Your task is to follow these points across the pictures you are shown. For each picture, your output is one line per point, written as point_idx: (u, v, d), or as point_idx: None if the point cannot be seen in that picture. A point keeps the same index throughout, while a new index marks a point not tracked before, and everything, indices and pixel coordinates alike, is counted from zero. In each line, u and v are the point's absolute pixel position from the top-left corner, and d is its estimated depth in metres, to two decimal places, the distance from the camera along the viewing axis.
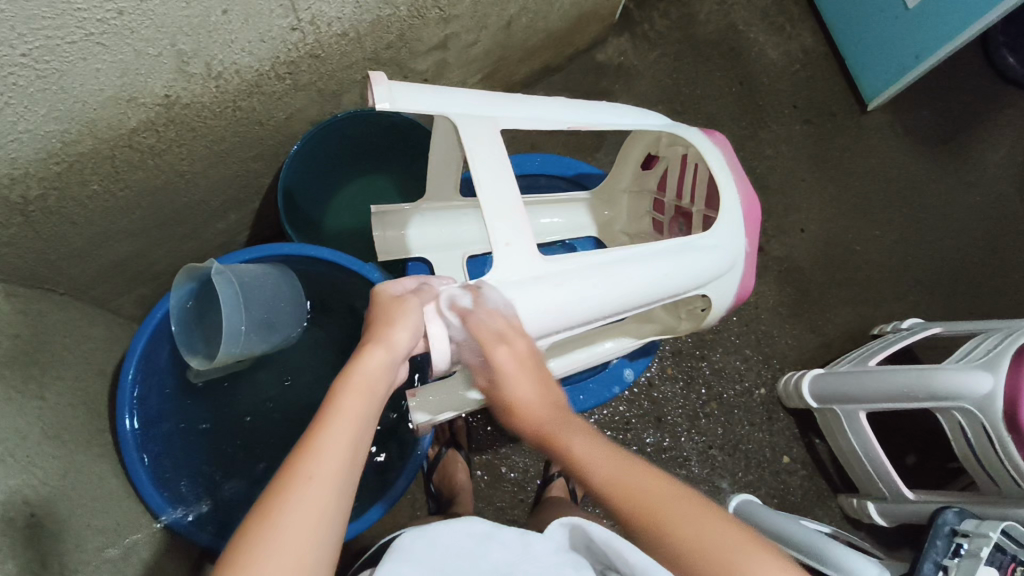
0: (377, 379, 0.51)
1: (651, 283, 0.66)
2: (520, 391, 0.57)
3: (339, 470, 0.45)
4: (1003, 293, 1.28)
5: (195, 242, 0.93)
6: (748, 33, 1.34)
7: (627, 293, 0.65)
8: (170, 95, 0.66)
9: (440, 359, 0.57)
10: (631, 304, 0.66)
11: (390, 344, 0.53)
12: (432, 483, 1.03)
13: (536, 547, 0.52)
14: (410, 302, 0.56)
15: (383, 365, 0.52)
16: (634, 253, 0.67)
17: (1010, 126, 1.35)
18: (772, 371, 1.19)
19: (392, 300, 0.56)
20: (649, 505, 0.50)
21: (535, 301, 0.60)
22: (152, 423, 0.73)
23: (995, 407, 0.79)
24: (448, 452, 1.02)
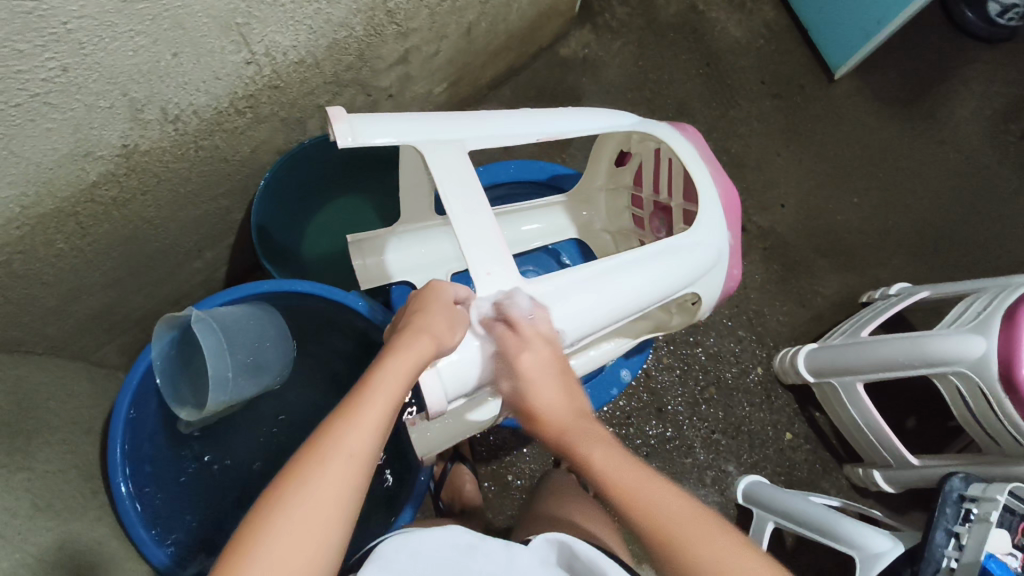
0: (405, 381, 0.51)
1: (638, 293, 0.66)
2: (542, 397, 0.58)
3: (352, 465, 0.46)
4: (986, 248, 1.29)
5: (172, 285, 0.91)
6: (709, 13, 1.34)
7: (615, 306, 0.65)
8: (128, 145, 0.64)
9: (432, 397, 0.55)
10: (620, 316, 0.66)
11: (433, 351, 0.54)
12: (441, 500, 1.02)
13: (521, 560, 0.55)
14: (461, 314, 0.57)
15: (416, 370, 0.52)
16: (619, 261, 0.66)
17: (977, 79, 1.36)
18: (766, 350, 1.19)
19: (440, 304, 0.56)
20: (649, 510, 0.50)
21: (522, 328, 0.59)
22: (147, 479, 0.72)
23: (990, 370, 0.79)
24: (453, 467, 1.01)
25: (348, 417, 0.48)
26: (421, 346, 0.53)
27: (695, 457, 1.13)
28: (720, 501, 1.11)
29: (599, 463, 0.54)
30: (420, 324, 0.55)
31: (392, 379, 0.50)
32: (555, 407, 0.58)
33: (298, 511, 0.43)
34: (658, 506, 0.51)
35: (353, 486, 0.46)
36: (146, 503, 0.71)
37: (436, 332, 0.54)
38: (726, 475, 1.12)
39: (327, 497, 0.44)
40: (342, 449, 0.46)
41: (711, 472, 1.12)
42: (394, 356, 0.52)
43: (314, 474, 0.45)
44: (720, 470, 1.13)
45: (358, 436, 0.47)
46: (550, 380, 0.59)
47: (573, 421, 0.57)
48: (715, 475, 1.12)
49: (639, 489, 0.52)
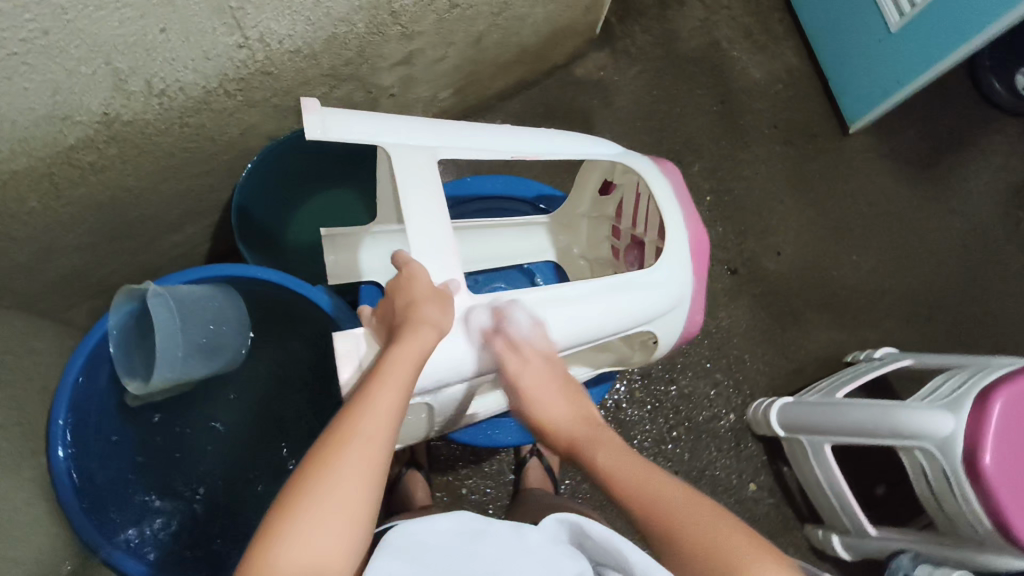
0: (414, 368, 0.53)
1: (591, 324, 0.65)
2: (549, 408, 0.64)
3: (373, 448, 0.48)
4: (982, 323, 1.26)
5: (150, 254, 0.91)
6: (731, 51, 1.33)
7: (563, 335, 0.64)
8: (109, 113, 0.64)
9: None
10: (568, 345, 0.65)
11: (433, 338, 0.55)
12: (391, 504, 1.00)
13: (529, 539, 0.52)
14: (445, 295, 0.57)
15: (422, 358, 0.54)
16: (579, 290, 0.65)
17: (994, 151, 1.33)
18: (742, 398, 1.17)
19: (429, 291, 0.56)
20: (647, 504, 0.52)
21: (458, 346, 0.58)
22: (88, 445, 0.72)
23: (956, 451, 0.77)
24: (406, 473, 1.00)
25: (364, 407, 0.49)
26: (424, 335, 0.54)
27: None
28: None
29: (602, 461, 0.59)
30: (415, 314, 0.55)
31: (402, 368, 0.52)
32: (561, 417, 0.63)
33: (325, 496, 0.44)
34: (638, 494, 0.54)
35: (375, 466, 0.47)
36: (82, 469, 0.70)
37: (434, 322, 0.55)
38: None
39: (352, 481, 0.46)
40: (362, 434, 0.48)
41: None
42: (400, 347, 0.53)
43: (338, 460, 0.46)
44: None
45: (375, 422, 0.49)
46: (551, 394, 0.64)
47: (580, 431, 0.62)
48: None
49: (628, 485, 0.55)
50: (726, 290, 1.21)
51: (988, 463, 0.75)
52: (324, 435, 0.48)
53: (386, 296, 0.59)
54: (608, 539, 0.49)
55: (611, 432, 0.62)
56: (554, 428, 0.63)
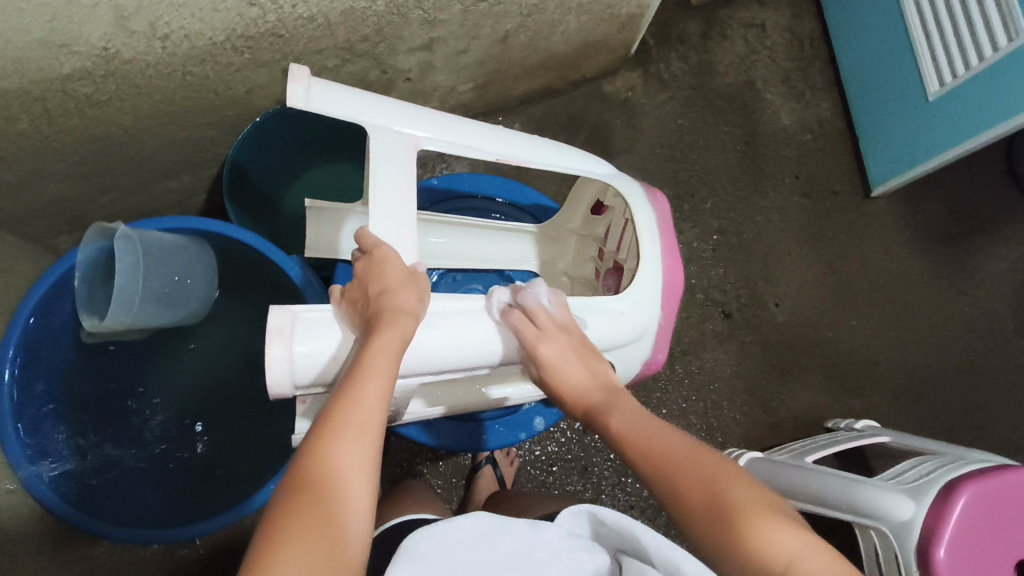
0: (397, 354, 0.51)
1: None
2: (567, 376, 0.60)
3: (365, 435, 0.46)
4: (974, 413, 1.22)
5: (142, 197, 0.91)
6: (765, 93, 1.30)
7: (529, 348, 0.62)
8: (109, 49, 0.63)
9: (276, 384, 0.52)
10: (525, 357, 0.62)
11: (412, 325, 0.53)
12: None
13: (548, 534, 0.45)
14: (411, 282, 0.55)
15: (404, 343, 0.52)
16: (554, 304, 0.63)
17: (1019, 240, 1.29)
18: (712, 444, 1.14)
19: (401, 276, 0.54)
20: (671, 461, 0.49)
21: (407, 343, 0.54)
22: (35, 373, 0.71)
23: (910, 538, 0.74)
24: None
25: (352, 395, 0.48)
26: (404, 322, 0.53)
27: None
28: None
29: (618, 427, 0.55)
30: (389, 302, 0.53)
31: (386, 354, 0.50)
32: (580, 385, 0.59)
33: (328, 488, 0.43)
34: (661, 455, 0.50)
35: (369, 457, 0.46)
36: (26, 398, 0.70)
37: (410, 308, 0.54)
38: None
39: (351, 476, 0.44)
40: (357, 424, 0.46)
41: None
42: (381, 333, 0.51)
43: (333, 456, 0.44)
44: None
45: (366, 409, 0.47)
46: (571, 360, 0.60)
47: (594, 398, 0.59)
48: None
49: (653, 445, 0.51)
50: (717, 333, 1.19)
51: (943, 558, 0.71)
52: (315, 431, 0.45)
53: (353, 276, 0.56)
54: (618, 521, 0.45)
55: (631, 402, 0.58)
56: (570, 396, 0.59)
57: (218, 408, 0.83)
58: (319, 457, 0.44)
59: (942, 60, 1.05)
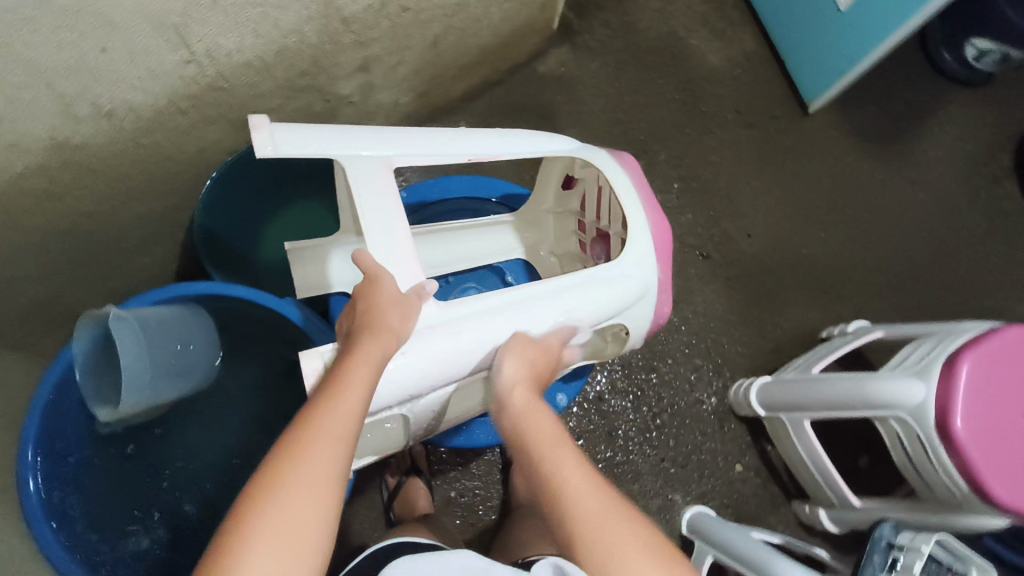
0: (373, 372, 0.52)
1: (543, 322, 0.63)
2: (514, 370, 0.59)
3: (340, 443, 0.47)
4: (950, 290, 1.28)
5: (117, 280, 0.89)
6: (689, 39, 1.34)
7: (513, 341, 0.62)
8: (58, 138, 0.63)
9: None
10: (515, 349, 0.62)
11: (392, 345, 0.54)
12: (392, 511, 0.98)
13: None
14: (409, 305, 0.56)
15: (383, 361, 0.53)
16: (530, 292, 0.64)
17: (952, 122, 1.36)
18: (723, 380, 1.18)
19: (392, 296, 0.55)
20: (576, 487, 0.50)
21: (427, 355, 0.57)
22: (58, 477, 0.70)
23: (927, 416, 0.79)
24: (408, 479, 0.99)
25: (329, 401, 0.48)
26: (383, 342, 0.53)
27: (642, 484, 1.11)
28: (664, 531, 1.10)
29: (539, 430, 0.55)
30: (373, 322, 0.54)
31: (364, 369, 0.51)
32: (519, 381, 0.59)
33: (292, 494, 0.43)
34: (558, 472, 0.51)
35: (337, 465, 0.46)
36: (55, 503, 0.69)
37: (394, 328, 0.54)
38: (672, 505, 1.11)
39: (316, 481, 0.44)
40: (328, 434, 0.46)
41: (657, 501, 1.10)
42: (361, 350, 0.52)
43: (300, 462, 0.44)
44: (667, 499, 1.11)
45: (342, 416, 0.48)
46: (522, 365, 0.60)
47: (519, 395, 0.58)
48: (661, 504, 1.10)
49: (553, 456, 0.52)
50: (700, 275, 1.22)
51: (960, 426, 0.76)
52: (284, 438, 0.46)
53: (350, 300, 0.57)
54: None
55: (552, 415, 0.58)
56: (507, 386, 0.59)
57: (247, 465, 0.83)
58: (289, 455, 0.45)
59: None
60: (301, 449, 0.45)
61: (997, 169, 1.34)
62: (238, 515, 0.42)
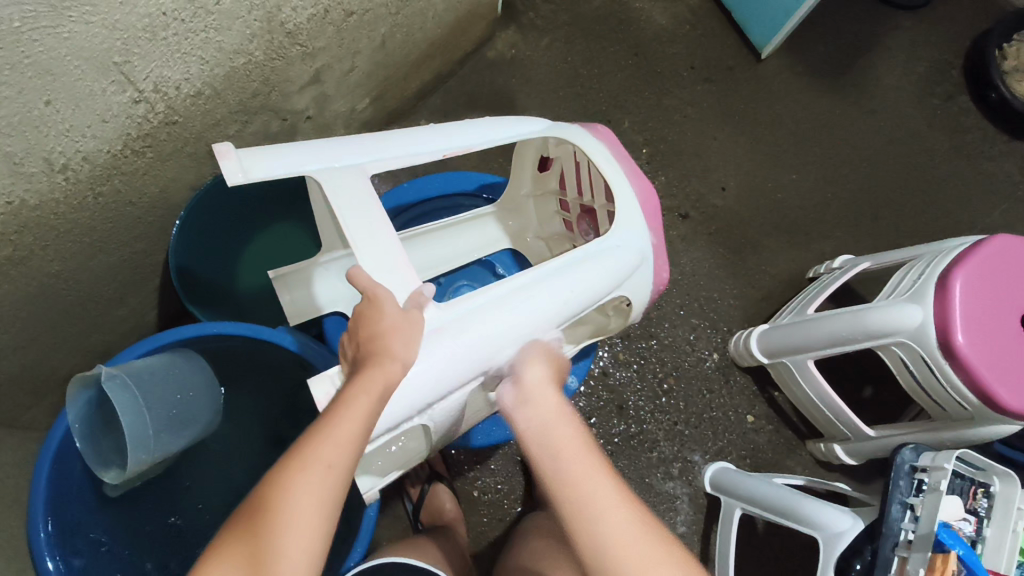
0: (378, 401, 0.49)
1: (544, 307, 0.62)
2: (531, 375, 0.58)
3: (332, 476, 0.46)
4: (923, 211, 1.30)
5: (98, 337, 0.86)
6: (633, 2, 1.33)
7: (517, 329, 0.61)
8: (14, 200, 0.60)
9: None
10: (520, 337, 0.61)
11: (398, 372, 0.51)
12: (420, 522, 0.98)
13: None
14: (410, 327, 0.53)
15: (388, 391, 0.50)
16: (524, 280, 0.63)
17: (899, 47, 1.38)
18: (721, 335, 1.18)
19: (394, 321, 0.53)
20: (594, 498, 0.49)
21: (440, 360, 0.56)
22: (78, 548, 0.67)
23: (929, 337, 0.80)
24: (431, 486, 0.98)
25: (324, 429, 0.47)
26: (388, 370, 0.50)
27: (660, 450, 1.11)
28: (688, 492, 1.10)
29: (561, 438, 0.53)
30: (376, 348, 0.51)
31: (363, 399, 0.48)
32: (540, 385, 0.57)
33: (278, 526, 0.43)
34: (589, 483, 0.49)
35: (329, 498, 0.45)
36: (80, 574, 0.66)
37: (398, 355, 0.51)
38: (692, 465, 1.11)
39: (304, 515, 0.44)
40: (322, 464, 0.45)
41: (677, 464, 1.11)
42: (363, 378, 0.49)
43: (291, 493, 0.44)
44: (686, 461, 1.12)
45: (336, 448, 0.46)
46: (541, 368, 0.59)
47: (541, 407, 0.55)
48: (682, 466, 1.11)
49: (586, 491, 0.49)
50: (682, 236, 1.23)
51: (963, 341, 0.77)
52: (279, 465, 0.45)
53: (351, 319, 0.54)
54: None
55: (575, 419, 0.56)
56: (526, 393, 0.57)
57: None
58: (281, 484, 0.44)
59: None
60: (292, 488, 0.44)
61: (950, 87, 1.36)
62: (234, 553, 0.43)
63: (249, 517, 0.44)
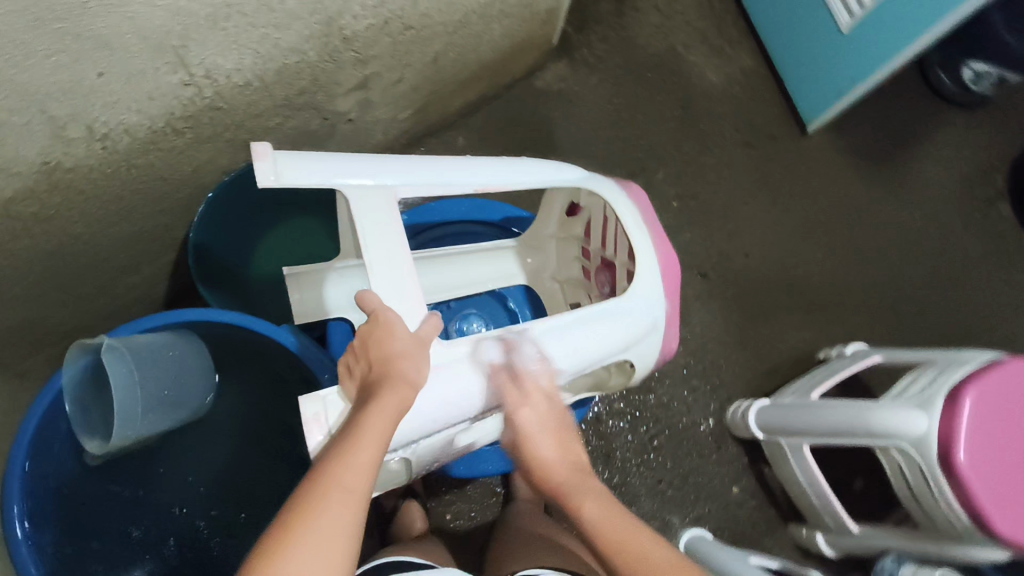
0: (393, 422, 0.50)
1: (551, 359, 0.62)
2: (541, 451, 0.61)
3: (354, 498, 0.45)
4: (943, 311, 1.28)
5: (106, 299, 0.87)
6: (688, 56, 1.33)
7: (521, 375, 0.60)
8: (49, 162, 0.60)
9: None
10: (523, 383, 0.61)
11: (410, 394, 0.52)
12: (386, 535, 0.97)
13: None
14: (420, 351, 0.54)
15: (402, 412, 0.51)
16: (535, 328, 0.63)
17: (946, 143, 1.37)
18: (719, 402, 1.17)
19: (406, 344, 0.53)
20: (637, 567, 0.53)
21: (438, 396, 0.56)
22: (44, 507, 0.68)
23: (930, 449, 0.78)
24: (406, 500, 0.98)
25: (343, 454, 0.47)
26: (401, 393, 0.51)
27: (639, 506, 1.10)
28: None
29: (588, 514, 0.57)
30: (388, 371, 0.51)
31: (382, 422, 0.49)
32: (552, 462, 0.60)
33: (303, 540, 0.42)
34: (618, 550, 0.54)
35: (351, 519, 0.45)
36: (42, 536, 0.68)
37: (409, 377, 0.52)
38: (669, 527, 1.10)
39: (330, 540, 0.43)
40: (343, 486, 0.45)
41: (654, 523, 1.10)
42: (380, 400, 0.49)
43: (314, 517, 0.43)
44: (664, 522, 1.10)
45: (357, 471, 0.46)
46: (546, 434, 0.61)
47: (562, 475, 0.60)
48: (658, 526, 1.10)
49: (636, 550, 0.54)
50: (698, 295, 1.22)
51: (964, 460, 0.76)
52: (298, 490, 0.45)
53: (354, 338, 0.54)
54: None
55: (592, 480, 0.60)
56: (544, 473, 0.61)
57: (239, 493, 0.81)
58: (301, 508, 0.44)
59: None
60: (316, 510, 0.44)
61: (990, 192, 1.35)
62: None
63: (267, 543, 0.43)
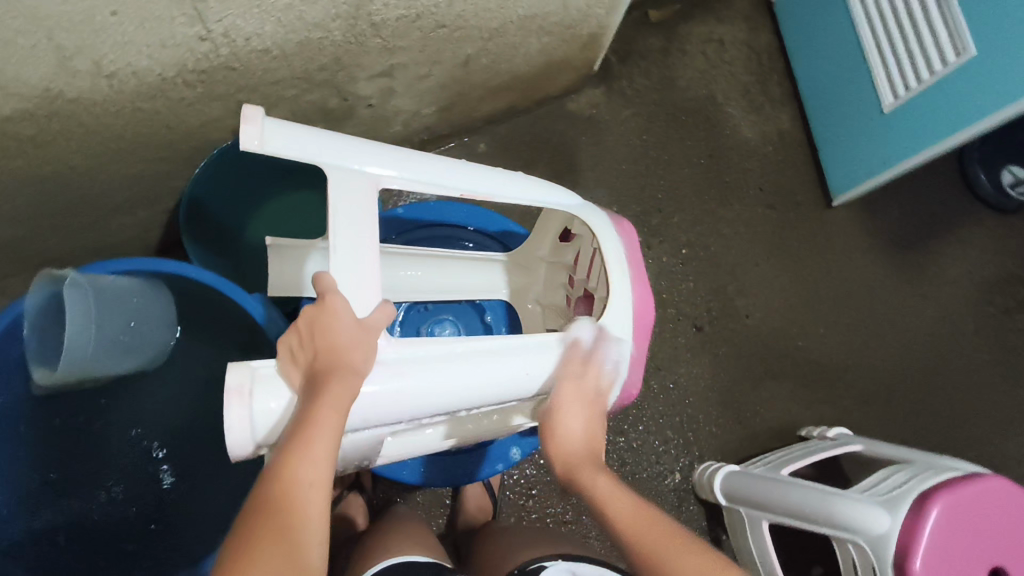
0: (344, 411, 0.50)
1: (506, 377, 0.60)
2: (570, 424, 0.62)
3: (314, 492, 0.48)
4: (938, 413, 1.24)
5: (95, 235, 0.87)
6: (727, 107, 1.32)
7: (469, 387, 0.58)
8: (51, 89, 0.61)
9: (237, 445, 0.50)
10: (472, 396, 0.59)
11: (355, 380, 0.51)
12: None
13: None
14: (367, 338, 0.53)
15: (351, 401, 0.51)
16: (495, 343, 0.61)
17: (974, 242, 1.33)
18: (690, 459, 1.14)
19: (350, 331, 0.52)
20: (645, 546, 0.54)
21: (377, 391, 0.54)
22: None
23: (887, 550, 0.75)
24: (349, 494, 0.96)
25: (295, 454, 0.47)
26: (348, 382, 0.51)
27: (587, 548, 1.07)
28: None
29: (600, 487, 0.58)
30: (332, 361, 0.51)
31: (331, 417, 0.49)
32: (577, 433, 0.62)
33: (273, 536, 0.45)
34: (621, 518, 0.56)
35: (314, 512, 0.47)
36: None
37: (355, 365, 0.52)
38: None
39: (298, 537, 0.46)
40: (302, 484, 0.47)
41: None
42: (327, 393, 0.49)
43: (277, 517, 0.46)
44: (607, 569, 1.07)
45: (313, 467, 0.48)
46: (575, 411, 0.63)
47: (580, 455, 0.61)
48: None
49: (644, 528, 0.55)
50: (689, 347, 1.19)
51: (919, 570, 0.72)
52: (260, 492, 0.47)
53: (298, 320, 0.53)
54: None
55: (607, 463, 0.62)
56: (563, 444, 0.62)
57: (182, 452, 0.81)
58: (263, 510, 0.46)
59: (894, 73, 1.06)
60: (280, 509, 0.46)
61: (1011, 301, 1.31)
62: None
63: (239, 546, 0.45)
